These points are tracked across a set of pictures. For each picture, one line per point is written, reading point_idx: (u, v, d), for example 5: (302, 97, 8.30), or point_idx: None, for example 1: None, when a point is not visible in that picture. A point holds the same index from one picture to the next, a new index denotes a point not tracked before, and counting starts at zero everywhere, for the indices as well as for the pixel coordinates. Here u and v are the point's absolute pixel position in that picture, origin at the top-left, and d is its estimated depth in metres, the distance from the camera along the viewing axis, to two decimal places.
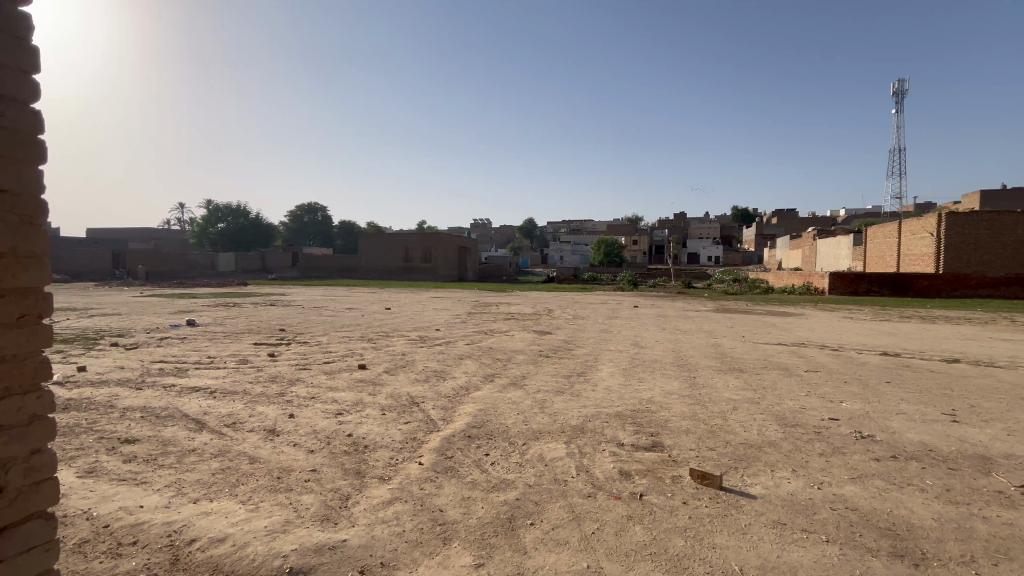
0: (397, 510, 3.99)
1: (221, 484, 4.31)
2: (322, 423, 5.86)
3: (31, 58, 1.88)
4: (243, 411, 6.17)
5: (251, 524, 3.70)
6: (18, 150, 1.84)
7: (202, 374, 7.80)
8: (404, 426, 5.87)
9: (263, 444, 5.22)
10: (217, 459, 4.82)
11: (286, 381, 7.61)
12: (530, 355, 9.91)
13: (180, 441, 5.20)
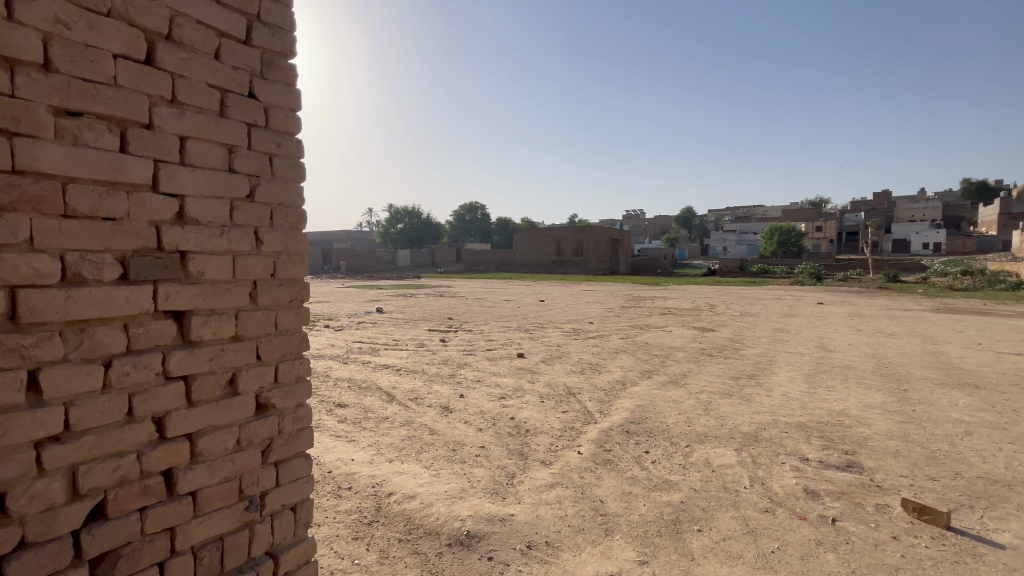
0: (560, 494, 4.14)
1: (409, 450, 5.00)
2: (487, 405, 6.38)
3: (300, 97, 2.08)
4: (423, 388, 7.05)
5: (435, 487, 4.22)
6: (291, 171, 2.05)
7: (390, 354, 9.13)
8: (562, 415, 6.04)
9: (440, 418, 5.91)
10: (405, 427, 5.60)
11: (456, 364, 8.46)
12: (691, 353, 9.31)
13: (377, 409, 6.18)
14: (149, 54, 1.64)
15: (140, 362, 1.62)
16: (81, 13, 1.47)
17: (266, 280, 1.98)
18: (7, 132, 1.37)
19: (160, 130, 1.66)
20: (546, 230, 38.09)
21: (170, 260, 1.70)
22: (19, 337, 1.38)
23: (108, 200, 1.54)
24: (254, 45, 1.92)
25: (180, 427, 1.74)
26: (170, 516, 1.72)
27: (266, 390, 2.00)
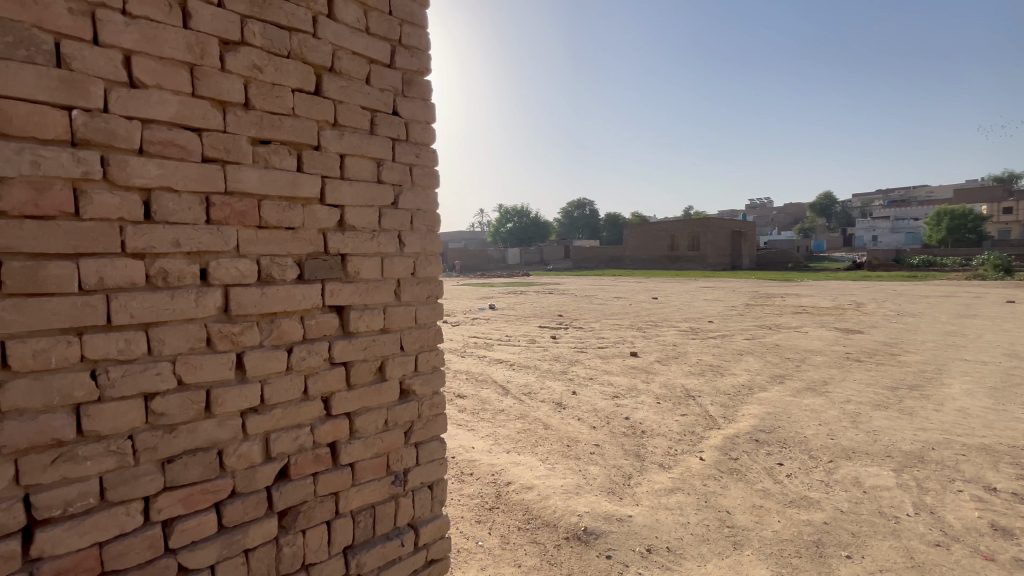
0: (681, 500, 3.96)
1: (524, 442, 5.16)
2: (601, 403, 6.33)
3: (435, 110, 2.27)
4: (536, 384, 7.21)
5: (551, 480, 4.30)
6: (428, 178, 2.25)
7: (503, 349, 9.48)
8: (681, 418, 5.76)
9: (553, 414, 5.99)
10: (520, 420, 5.79)
11: (567, 361, 8.51)
12: (833, 357, 8.25)
13: (493, 401, 6.47)
14: (317, 85, 1.91)
15: (313, 349, 1.91)
16: (270, 58, 1.77)
17: (408, 278, 2.19)
18: (221, 160, 1.68)
19: (325, 150, 1.93)
20: (659, 223, 36.41)
21: (334, 262, 1.97)
22: (230, 326, 1.70)
23: (289, 212, 1.83)
24: (398, 67, 2.14)
25: (342, 406, 2.01)
26: (335, 482, 2.00)
27: (408, 377, 2.22)
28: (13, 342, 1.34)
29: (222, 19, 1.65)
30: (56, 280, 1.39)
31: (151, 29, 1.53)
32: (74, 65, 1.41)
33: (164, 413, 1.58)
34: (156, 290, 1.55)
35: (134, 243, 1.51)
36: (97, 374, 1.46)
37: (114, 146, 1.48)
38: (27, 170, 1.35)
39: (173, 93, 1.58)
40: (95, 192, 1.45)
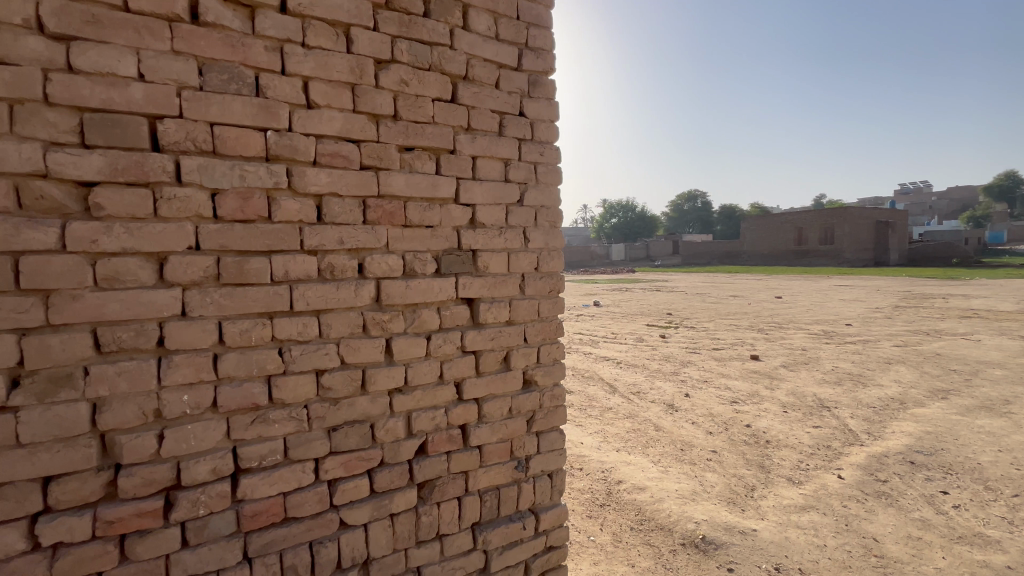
0: (815, 520, 3.59)
1: (634, 442, 5.04)
2: (718, 408, 5.94)
3: (558, 108, 2.32)
4: (645, 383, 6.99)
5: (664, 483, 4.16)
6: (551, 175, 2.31)
7: (610, 347, 9.33)
8: (813, 430, 5.19)
9: (665, 416, 5.77)
10: (629, 420, 5.66)
11: (679, 362, 8.12)
12: (1019, 372, 6.82)
13: (601, 398, 6.41)
14: (453, 93, 2.06)
15: (448, 338, 2.07)
16: (414, 72, 1.94)
17: (531, 273, 2.28)
18: (375, 167, 1.90)
19: (460, 153, 2.07)
20: (784, 215, 32.92)
21: (466, 257, 2.11)
22: (380, 314, 1.92)
23: (429, 211, 2.01)
24: (524, 69, 2.23)
25: (472, 392, 2.15)
26: (465, 461, 2.15)
27: (531, 368, 2.31)
28: (226, 323, 1.64)
29: (377, 41, 1.86)
30: (255, 273, 1.68)
31: (324, 57, 1.77)
32: (268, 93, 1.69)
33: (330, 388, 1.83)
34: (326, 282, 1.80)
35: (309, 242, 1.77)
36: (282, 352, 1.74)
37: (296, 159, 1.74)
38: (236, 182, 1.65)
39: (339, 111, 1.81)
40: (282, 199, 1.72)
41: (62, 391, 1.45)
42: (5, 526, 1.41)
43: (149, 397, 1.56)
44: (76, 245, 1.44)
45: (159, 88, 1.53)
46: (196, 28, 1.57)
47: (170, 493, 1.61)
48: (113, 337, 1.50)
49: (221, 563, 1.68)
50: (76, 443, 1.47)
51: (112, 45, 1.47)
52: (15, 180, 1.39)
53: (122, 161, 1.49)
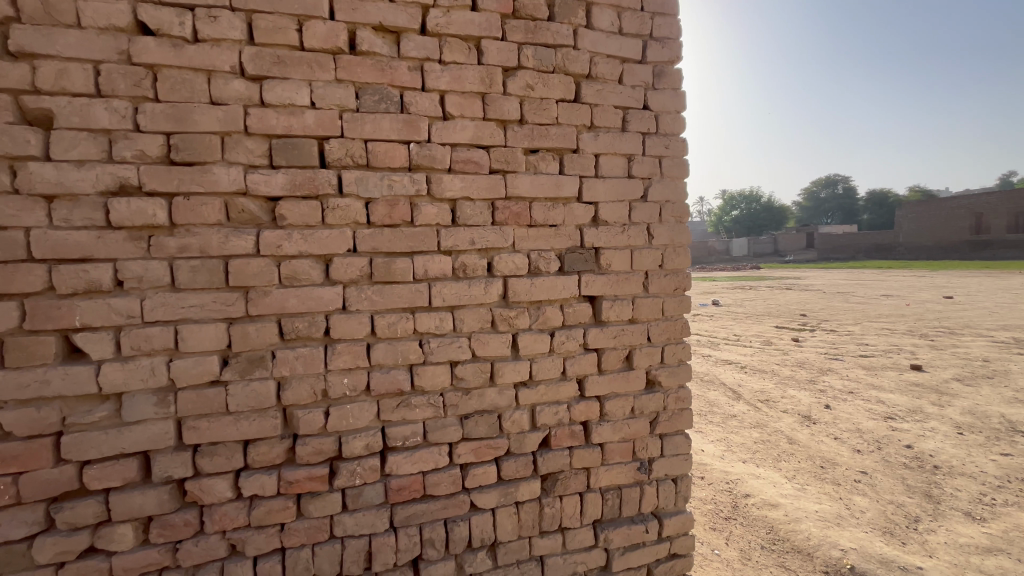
0: (1008, 567, 2.97)
1: (764, 454, 4.62)
2: (868, 423, 5.20)
3: (685, 98, 2.22)
4: (776, 391, 6.36)
5: (801, 502, 3.75)
6: (677, 169, 2.22)
7: (732, 349, 8.64)
8: (1001, 459, 4.29)
9: (800, 428, 5.20)
10: (757, 430, 5.20)
11: (817, 369, 7.24)
12: None
13: (723, 405, 5.97)
14: (576, 92, 2.08)
15: (571, 334, 2.10)
16: (540, 76, 2.00)
17: (656, 271, 2.22)
18: (503, 170, 1.99)
19: (583, 152, 2.09)
20: (957, 199, 27.54)
21: (589, 255, 2.12)
22: (507, 311, 2.01)
23: (553, 211, 2.05)
24: (649, 61, 2.17)
25: (594, 389, 2.16)
26: (587, 458, 2.16)
27: (655, 368, 2.25)
28: (377, 317, 1.85)
29: (505, 50, 1.95)
30: (400, 272, 1.87)
31: (458, 70, 1.90)
32: (411, 109, 1.86)
33: (463, 378, 1.97)
34: (459, 280, 1.94)
35: (446, 243, 1.92)
36: (422, 343, 1.91)
37: (434, 167, 1.90)
38: (385, 191, 1.84)
39: (471, 119, 1.93)
40: (422, 204, 1.89)
41: (257, 370, 1.76)
42: (218, 477, 1.75)
43: (318, 378, 1.81)
44: (266, 249, 1.73)
45: (326, 113, 1.77)
46: (354, 58, 1.79)
47: (334, 463, 1.86)
48: (292, 327, 1.77)
49: (372, 528, 1.90)
50: (265, 414, 1.77)
51: (292, 80, 1.73)
52: (225, 197, 1.71)
53: (299, 178, 1.76)
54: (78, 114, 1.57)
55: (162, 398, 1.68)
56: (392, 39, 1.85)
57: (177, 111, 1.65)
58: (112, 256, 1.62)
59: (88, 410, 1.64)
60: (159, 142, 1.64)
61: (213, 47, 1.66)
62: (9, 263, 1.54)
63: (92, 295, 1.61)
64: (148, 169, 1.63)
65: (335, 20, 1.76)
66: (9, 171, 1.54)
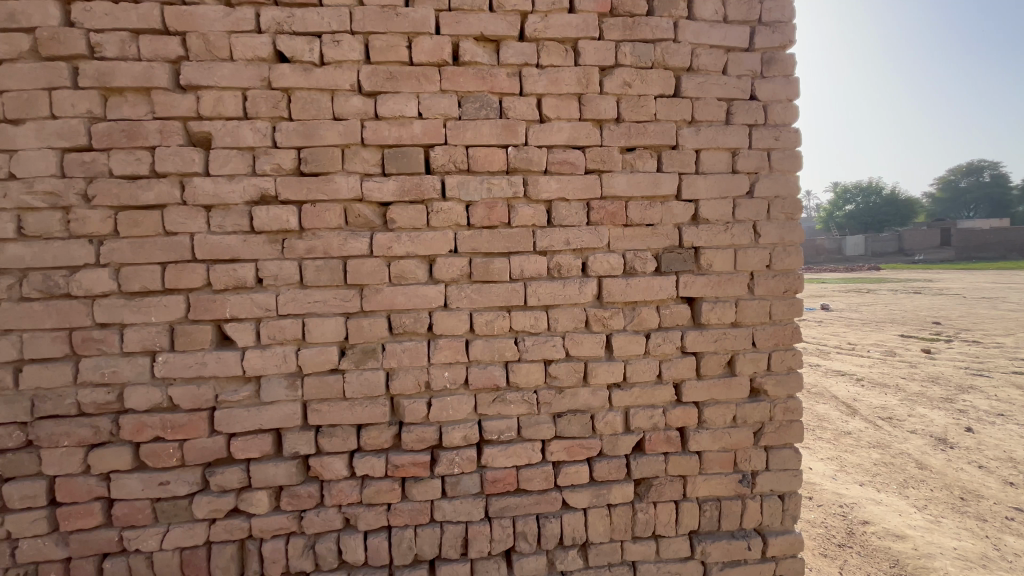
0: None
1: (886, 478, 4.11)
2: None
3: (799, 84, 2.05)
4: (901, 408, 5.61)
5: (934, 536, 3.29)
6: (788, 161, 2.06)
7: (846, 359, 7.77)
8: None
9: (933, 452, 4.54)
10: (878, 450, 4.63)
11: (955, 385, 6.28)
12: None
13: (835, 420, 5.39)
14: (676, 87, 2.02)
15: (667, 337, 2.04)
16: (638, 72, 1.97)
17: (763, 271, 2.08)
18: (599, 170, 1.98)
19: (683, 148, 2.01)
20: None
21: (688, 255, 2.04)
22: (602, 311, 2.00)
23: (650, 210, 2.00)
24: (756, 48, 2.04)
25: (693, 395, 2.07)
26: (684, 466, 2.08)
27: (760, 376, 2.11)
28: (476, 315, 1.93)
29: (602, 49, 1.94)
30: (498, 272, 1.93)
31: (555, 73, 1.93)
32: (509, 114, 1.92)
33: (556, 377, 2.00)
34: (554, 280, 1.97)
35: (541, 243, 1.95)
36: (518, 341, 1.97)
37: (531, 170, 1.94)
38: (485, 194, 1.92)
39: (568, 121, 1.95)
40: (519, 206, 1.94)
41: (369, 361, 1.92)
42: (336, 456, 1.93)
43: (421, 371, 1.94)
44: (378, 250, 1.89)
45: (432, 123, 1.89)
46: (457, 69, 1.89)
47: (435, 451, 1.98)
48: (399, 322, 1.91)
49: (469, 517, 1.99)
50: (375, 401, 1.93)
51: (402, 93, 1.87)
52: (344, 203, 1.89)
53: (407, 184, 1.89)
54: (230, 135, 1.83)
55: (292, 382, 1.90)
56: (492, 48, 1.93)
57: (307, 127, 1.85)
58: (254, 256, 1.86)
59: (235, 389, 1.90)
60: (291, 156, 1.86)
61: (337, 68, 1.84)
62: (178, 263, 1.84)
63: (239, 290, 1.87)
64: (283, 180, 1.85)
65: (441, 35, 1.88)
66: (179, 185, 1.83)
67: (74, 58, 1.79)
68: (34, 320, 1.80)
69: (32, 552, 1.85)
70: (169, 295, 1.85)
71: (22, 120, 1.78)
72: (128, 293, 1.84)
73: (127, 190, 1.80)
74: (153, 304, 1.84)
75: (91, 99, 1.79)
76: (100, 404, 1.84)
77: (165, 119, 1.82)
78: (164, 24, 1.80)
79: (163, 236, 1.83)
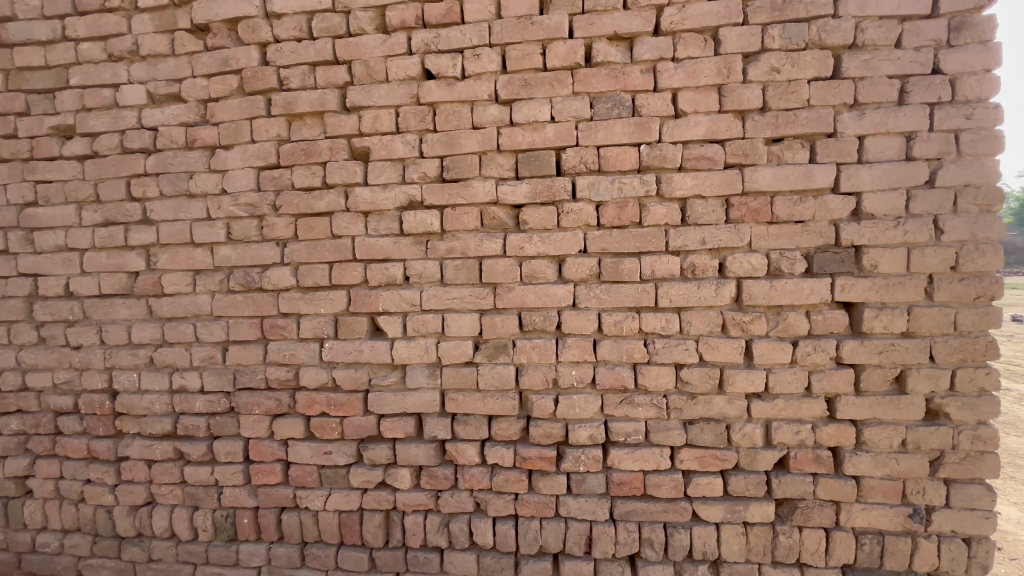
0: None
1: None
2: None
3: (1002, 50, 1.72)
4: None
5: None
6: (984, 144, 1.74)
7: None
8: None
9: None
10: None
11: None
12: None
13: None
14: (834, 67, 1.82)
15: (819, 345, 1.84)
16: (787, 56, 1.81)
17: (946, 273, 1.78)
18: (740, 165, 1.86)
19: (842, 135, 1.80)
20: None
21: (847, 255, 1.82)
22: (741, 314, 1.88)
23: (801, 205, 1.83)
24: (941, 13, 1.75)
25: (850, 412, 1.85)
26: (837, 490, 1.87)
27: (940, 396, 1.81)
28: (604, 315, 1.93)
29: (747, 35, 1.82)
30: (628, 272, 1.91)
31: (693, 65, 1.85)
32: (643, 111, 1.89)
33: (689, 382, 1.91)
34: (688, 281, 1.89)
35: (674, 243, 1.89)
36: (648, 343, 1.92)
37: (664, 167, 1.89)
38: (616, 194, 1.91)
39: (706, 114, 1.86)
40: (651, 205, 1.90)
41: (501, 356, 2.02)
42: (469, 443, 2.07)
43: (550, 368, 1.99)
44: (511, 250, 1.98)
45: (565, 125, 1.93)
46: (590, 70, 1.91)
47: (561, 447, 2.02)
48: (530, 320, 1.98)
49: (594, 516, 2.00)
50: (506, 394, 2.03)
51: (536, 99, 1.94)
52: (480, 207, 2.01)
53: (539, 186, 1.95)
54: (385, 148, 2.05)
55: (433, 371, 2.07)
56: (625, 46, 1.92)
57: (449, 137, 2.01)
58: (403, 256, 2.07)
59: (385, 375, 2.13)
60: (435, 165, 2.03)
61: (477, 80, 1.97)
62: (342, 262, 2.11)
63: (389, 287, 2.09)
64: (428, 187, 2.03)
65: (574, 38, 1.91)
66: (344, 195, 2.10)
67: (268, 91, 2.15)
68: (237, 308, 2.20)
69: (232, 499, 2.26)
70: (335, 289, 2.13)
71: (232, 145, 2.19)
72: (304, 288, 2.15)
73: (304, 200, 2.12)
74: (323, 298, 2.13)
75: (279, 124, 2.13)
76: (281, 380, 2.19)
77: (334, 137, 2.10)
78: (335, 55, 2.08)
79: (331, 239, 2.12)
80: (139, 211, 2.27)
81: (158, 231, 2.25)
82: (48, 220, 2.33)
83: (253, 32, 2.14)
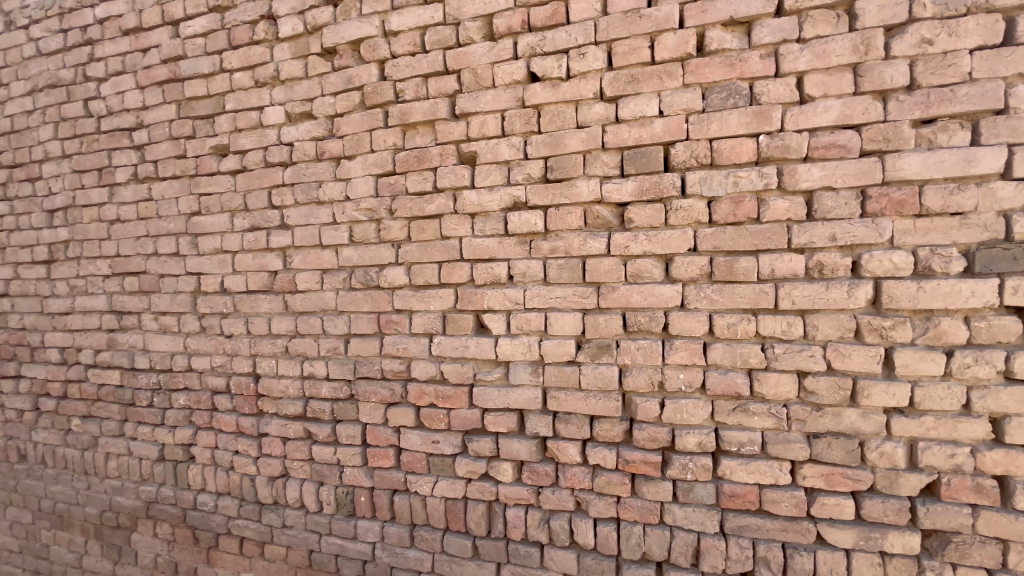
0: None
1: None
2: None
3: None
4: None
5: None
6: None
7: None
8: None
9: None
10: None
11: None
12: None
13: None
14: (1006, 33, 1.56)
15: (983, 357, 1.59)
16: (943, 24, 1.58)
17: None
18: (879, 151, 1.66)
19: (1016, 111, 1.54)
20: None
21: (1021, 252, 1.55)
22: (879, 319, 1.68)
23: (960, 194, 1.59)
24: None
25: None
26: (1004, 527, 1.60)
27: None
28: (717, 316, 1.83)
29: (889, 5, 1.62)
30: (744, 271, 1.79)
31: (822, 45, 1.69)
32: (762, 99, 1.76)
33: (814, 392, 1.75)
34: (815, 282, 1.73)
35: (798, 240, 1.74)
36: (766, 347, 1.79)
37: (787, 158, 1.74)
38: (730, 189, 1.81)
39: (837, 98, 1.69)
40: (771, 199, 1.77)
41: (604, 356, 2.00)
42: (571, 442, 2.07)
43: (656, 370, 1.93)
44: (616, 249, 1.95)
45: (674, 119, 1.86)
46: (703, 59, 1.82)
47: (666, 453, 1.95)
48: (635, 320, 1.94)
49: (702, 527, 1.90)
50: (609, 395, 2.00)
51: (643, 94, 1.89)
52: (584, 206, 2.00)
53: (646, 183, 1.90)
54: (491, 152, 2.13)
55: (535, 369, 2.11)
56: (742, 31, 1.80)
57: (554, 138, 2.03)
58: (507, 256, 2.13)
59: (489, 371, 2.21)
60: (539, 166, 2.06)
61: (582, 79, 1.97)
62: (450, 262, 2.22)
63: (494, 286, 2.16)
64: (532, 188, 2.07)
65: (686, 27, 1.83)
66: (452, 198, 2.21)
67: (386, 103, 2.32)
68: (358, 304, 2.42)
69: (352, 478, 2.49)
70: (443, 288, 2.25)
71: (354, 155, 2.40)
72: (416, 286, 2.31)
73: (417, 204, 2.27)
74: (433, 295, 2.26)
75: (395, 134, 2.30)
76: (395, 372, 2.36)
77: (444, 143, 2.22)
78: (445, 65, 2.20)
79: (440, 240, 2.25)
80: (278, 218, 2.58)
81: (293, 235, 2.53)
82: (209, 226, 2.74)
83: (373, 51, 2.32)
